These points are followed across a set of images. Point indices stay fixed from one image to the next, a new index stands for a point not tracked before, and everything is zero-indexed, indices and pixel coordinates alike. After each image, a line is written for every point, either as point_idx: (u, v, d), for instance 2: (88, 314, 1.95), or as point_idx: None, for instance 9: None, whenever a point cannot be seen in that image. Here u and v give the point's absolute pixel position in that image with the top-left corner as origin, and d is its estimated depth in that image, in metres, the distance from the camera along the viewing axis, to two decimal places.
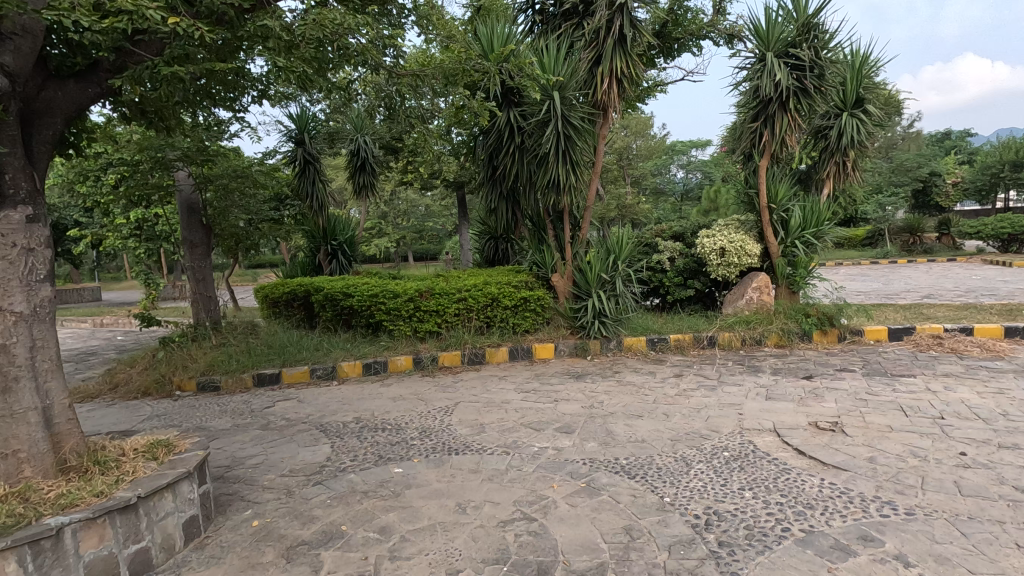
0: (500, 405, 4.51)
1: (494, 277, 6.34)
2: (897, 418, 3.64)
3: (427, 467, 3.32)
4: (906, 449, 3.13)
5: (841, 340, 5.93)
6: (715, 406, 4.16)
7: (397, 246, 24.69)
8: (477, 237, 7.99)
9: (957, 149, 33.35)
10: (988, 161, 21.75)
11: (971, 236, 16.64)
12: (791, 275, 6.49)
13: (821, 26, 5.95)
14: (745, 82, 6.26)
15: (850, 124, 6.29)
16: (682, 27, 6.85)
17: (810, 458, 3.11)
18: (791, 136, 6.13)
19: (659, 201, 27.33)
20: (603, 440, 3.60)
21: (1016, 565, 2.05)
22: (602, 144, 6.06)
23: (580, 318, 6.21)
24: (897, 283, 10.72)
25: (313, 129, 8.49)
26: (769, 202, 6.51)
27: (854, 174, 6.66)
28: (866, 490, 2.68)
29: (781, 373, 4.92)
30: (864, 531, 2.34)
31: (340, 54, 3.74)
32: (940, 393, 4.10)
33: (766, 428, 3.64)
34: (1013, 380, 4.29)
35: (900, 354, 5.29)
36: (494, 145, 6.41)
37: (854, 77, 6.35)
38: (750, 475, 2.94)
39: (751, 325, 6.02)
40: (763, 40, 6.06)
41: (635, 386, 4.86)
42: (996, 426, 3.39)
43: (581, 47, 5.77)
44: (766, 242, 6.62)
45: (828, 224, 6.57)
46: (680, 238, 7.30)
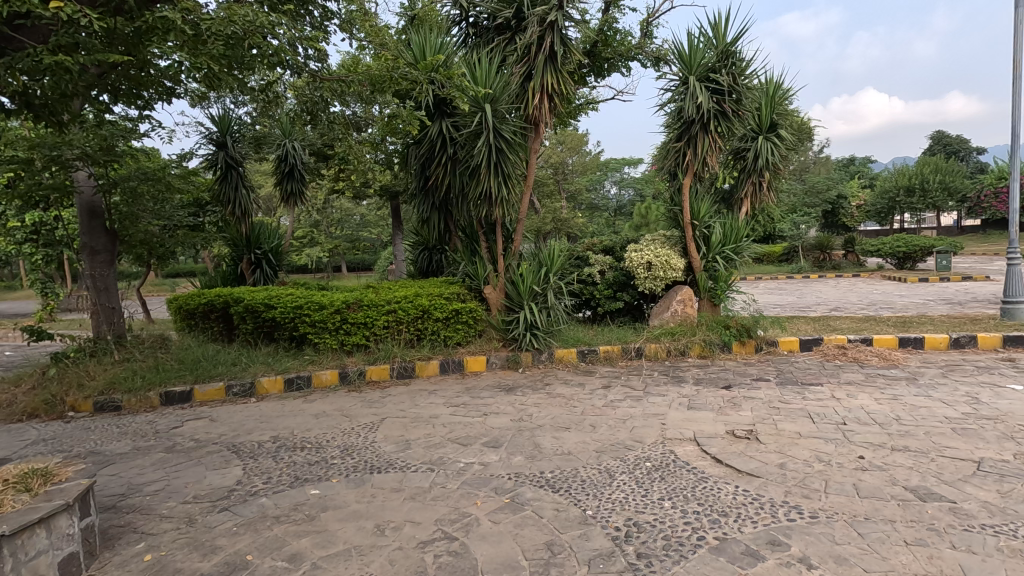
0: (427, 420, 4.40)
1: (425, 289, 6.24)
2: (806, 424, 3.85)
3: (346, 487, 3.17)
4: (812, 455, 3.30)
5: (758, 351, 6.25)
6: (640, 417, 4.24)
7: (331, 256, 23.96)
8: (411, 248, 7.85)
9: (861, 174, 36.38)
10: (886, 186, 23.84)
11: (872, 254, 18.13)
12: (712, 289, 6.80)
13: (737, 54, 6.31)
14: (669, 103, 6.54)
15: (765, 147, 6.70)
16: (611, 47, 7.05)
17: (727, 466, 3.22)
18: (712, 156, 6.45)
19: (594, 216, 28.07)
20: (530, 453, 3.58)
21: (904, 562, 2.19)
22: (534, 157, 6.14)
23: (511, 330, 6.22)
24: (809, 297, 11.47)
25: (237, 132, 8.05)
26: (692, 218, 6.81)
27: (769, 194, 7.08)
28: (775, 496, 2.80)
29: (702, 384, 5.11)
30: (772, 536, 2.43)
31: (256, 54, 3.59)
32: (844, 400, 4.38)
33: (687, 437, 3.75)
34: (905, 387, 4.65)
35: (810, 364, 5.63)
36: (426, 155, 6.33)
37: (768, 103, 6.76)
38: (670, 485, 3.01)
39: (675, 337, 6.25)
40: (685, 64, 6.35)
41: (565, 398, 4.89)
42: (889, 430, 3.66)
43: (513, 61, 5.84)
44: (690, 257, 6.92)
45: (745, 241, 6.94)
46: (610, 252, 7.51)
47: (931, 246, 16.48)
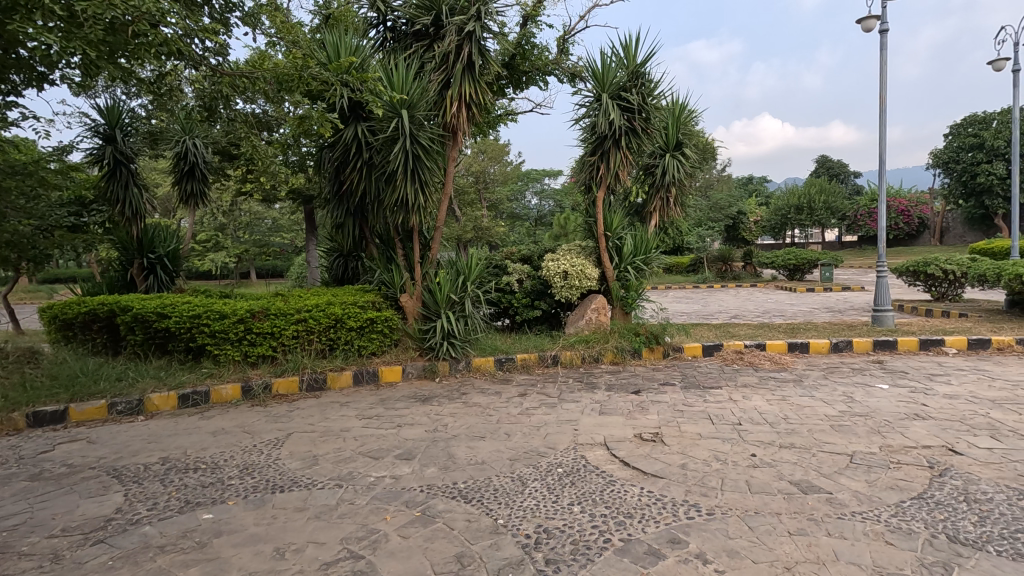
0: (337, 434, 4.22)
1: (338, 297, 6.01)
2: (706, 425, 4.09)
3: (244, 509, 2.96)
4: (711, 454, 3.51)
5: (665, 356, 6.58)
6: (553, 423, 4.32)
7: (237, 261, 22.52)
8: (324, 254, 7.54)
9: (758, 192, 39.55)
10: (779, 204, 26.05)
11: (767, 266, 19.69)
12: (625, 297, 7.08)
13: (646, 75, 6.65)
14: (584, 118, 6.77)
15: (672, 164, 7.10)
16: (529, 61, 7.18)
17: (633, 469, 3.34)
18: (623, 171, 6.75)
19: (515, 226, 28.44)
20: (444, 464, 3.53)
21: (787, 551, 2.36)
22: (452, 165, 6.12)
23: (428, 339, 6.13)
24: (713, 305, 12.25)
25: (128, 126, 7.41)
26: (606, 230, 7.07)
27: (676, 208, 7.50)
28: (677, 495, 2.94)
29: (613, 389, 5.29)
30: (673, 534, 2.55)
31: (143, 41, 3.34)
32: (740, 402, 4.70)
33: (597, 442, 3.86)
34: (793, 388, 5.08)
35: (711, 368, 6.00)
36: (340, 159, 6.10)
37: (675, 123, 7.17)
38: (580, 489, 3.08)
39: (589, 344, 6.45)
40: (599, 81, 6.61)
41: (481, 406, 4.88)
42: (778, 428, 3.97)
43: (431, 69, 5.82)
44: (603, 267, 7.16)
45: (655, 252, 7.29)
46: (528, 261, 7.62)
47: (816, 259, 18.17)
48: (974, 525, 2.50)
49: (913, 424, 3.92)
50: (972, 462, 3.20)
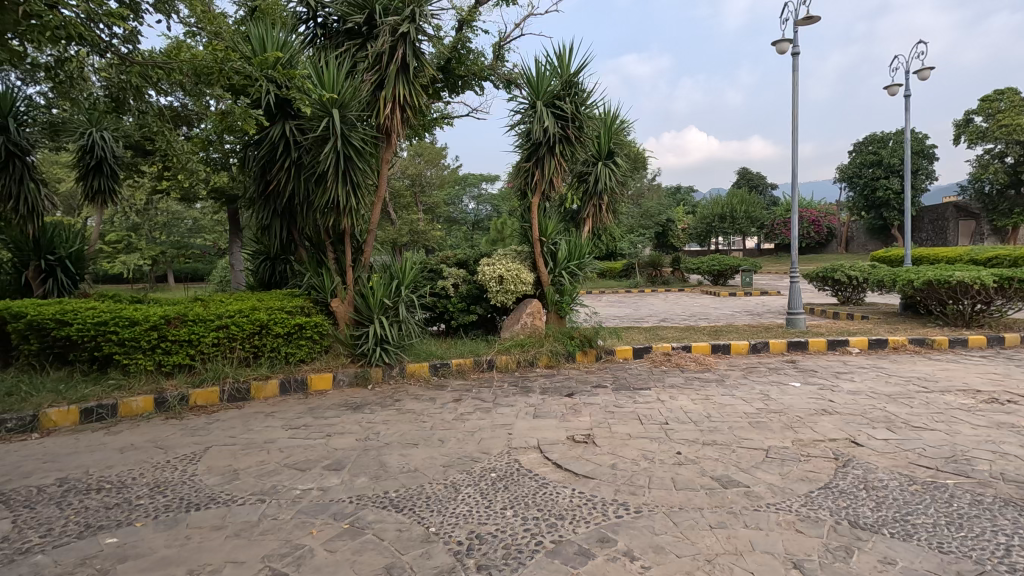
0: (261, 446, 4.02)
1: (264, 302, 5.73)
2: (635, 426, 4.22)
3: (153, 531, 2.75)
4: (640, 454, 3.62)
5: (598, 359, 6.73)
6: (488, 428, 4.31)
7: (152, 263, 21.00)
8: (249, 257, 7.18)
9: (686, 201, 41.43)
10: (704, 212, 27.41)
11: (694, 271, 20.63)
12: (559, 302, 7.20)
13: (580, 85, 6.80)
14: (519, 125, 6.84)
15: (604, 172, 7.30)
16: (464, 65, 7.17)
17: (566, 471, 3.39)
18: (557, 178, 6.88)
19: (452, 230, 28.28)
20: (375, 474, 3.44)
21: (708, 544, 2.47)
22: (386, 168, 6.00)
23: (360, 345, 5.97)
24: (644, 309, 12.69)
25: (23, 114, 6.74)
26: (540, 235, 7.17)
27: (609, 215, 7.71)
28: (607, 495, 3.01)
29: (547, 392, 5.36)
30: (603, 533, 2.61)
31: (33, 22, 3.08)
32: (667, 402, 4.88)
33: (531, 445, 3.88)
34: (715, 388, 5.34)
35: (641, 370, 6.21)
36: (266, 158, 5.83)
37: (607, 133, 7.37)
38: (513, 493, 3.09)
39: (524, 348, 6.50)
40: (533, 89, 6.72)
41: (415, 413, 4.80)
42: (702, 426, 4.16)
43: (364, 70, 5.70)
44: (539, 272, 7.25)
45: (588, 258, 7.45)
46: (464, 265, 7.59)
47: (738, 265, 19.23)
48: (872, 510, 2.72)
49: (822, 419, 4.22)
50: (871, 453, 3.48)
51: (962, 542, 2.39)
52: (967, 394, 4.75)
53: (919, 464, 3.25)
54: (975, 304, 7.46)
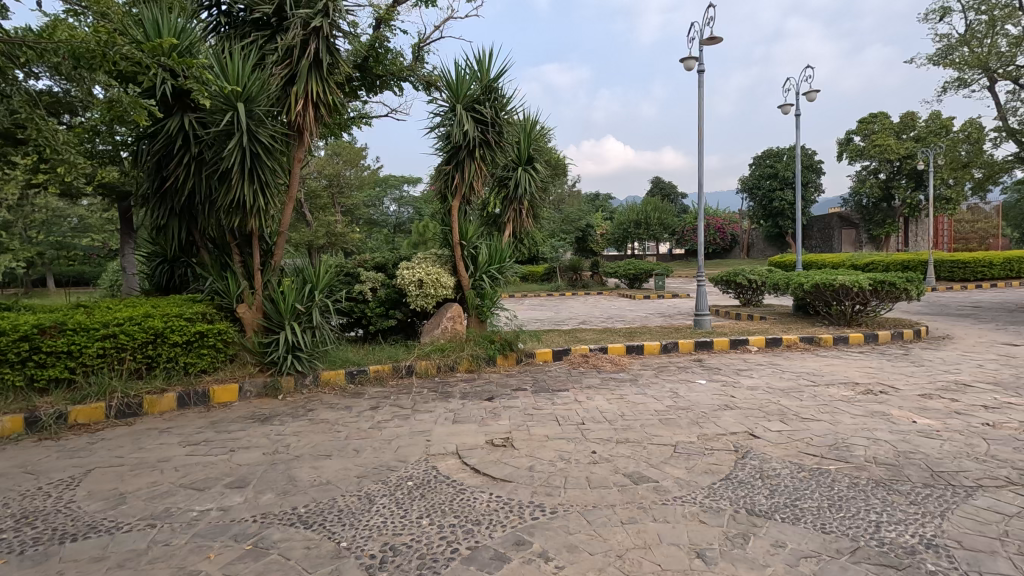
0: (154, 465, 3.68)
1: (159, 308, 5.27)
2: (553, 427, 4.29)
3: (17, 569, 2.44)
4: (557, 455, 3.68)
5: (518, 362, 6.79)
6: (405, 435, 4.22)
7: (27, 265, 18.73)
8: (143, 260, 6.59)
9: (604, 208, 42.89)
10: (619, 220, 28.51)
11: (611, 275, 21.38)
12: (480, 305, 7.21)
13: (499, 90, 6.85)
14: (439, 127, 6.79)
15: (524, 177, 7.40)
16: (383, 65, 7.00)
17: (483, 475, 3.38)
18: (478, 182, 6.88)
19: (372, 233, 27.55)
20: (283, 489, 3.25)
21: (619, 540, 2.55)
22: (297, 167, 5.72)
23: (270, 353, 5.64)
24: (564, 312, 12.99)
25: None
26: (461, 239, 7.16)
27: (529, 220, 7.81)
28: (524, 497, 3.03)
29: (468, 397, 5.33)
30: (518, 536, 2.62)
31: None
32: (584, 402, 5.01)
33: (449, 451, 3.84)
34: (629, 387, 5.55)
35: (560, 372, 6.34)
36: (162, 152, 5.38)
37: (527, 138, 7.47)
38: (429, 501, 3.03)
39: (445, 352, 6.43)
40: (453, 92, 6.69)
41: (329, 423, 4.61)
42: (615, 425, 4.31)
43: (273, 63, 5.43)
44: (459, 275, 7.21)
45: (509, 262, 7.49)
46: (382, 269, 7.40)
47: (652, 269, 20.18)
48: (766, 497, 2.92)
49: (724, 414, 4.49)
50: (767, 444, 3.75)
51: (842, 522, 2.63)
52: (848, 387, 5.26)
53: (807, 453, 3.55)
54: (855, 305, 8.27)
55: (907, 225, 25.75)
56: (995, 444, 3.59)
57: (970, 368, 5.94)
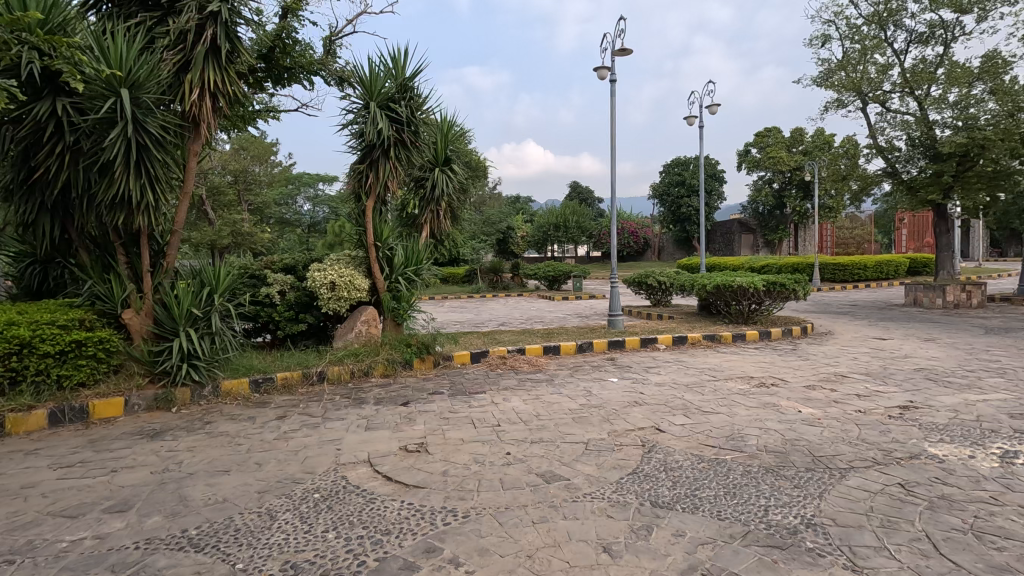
0: (16, 493, 3.26)
1: (26, 314, 4.69)
2: (468, 430, 4.27)
3: None
4: (471, 458, 3.66)
5: (436, 366, 6.70)
6: (314, 445, 4.02)
7: None
8: (6, 261, 5.83)
9: (524, 211, 43.43)
10: (540, 220, 28.15)
11: (530, 276, 21.67)
12: (396, 308, 7.04)
13: (415, 90, 6.73)
14: (351, 125, 6.57)
15: (441, 179, 7.33)
16: (291, 56, 6.66)
17: (395, 483, 3.29)
18: (393, 182, 6.73)
19: (284, 233, 26.20)
20: (172, 510, 2.99)
21: (530, 540, 2.57)
22: (193, 161, 5.33)
23: (161, 363, 5.18)
24: (484, 314, 13.00)
25: None
26: (375, 239, 6.94)
27: (447, 222, 7.73)
28: (436, 503, 2.99)
29: (382, 403, 5.18)
30: (429, 543, 2.57)
31: None
32: (501, 404, 5.03)
33: (360, 460, 3.71)
34: (545, 387, 5.64)
35: (477, 374, 6.33)
36: (29, 140, 4.80)
37: (443, 139, 7.40)
38: (337, 513, 2.91)
39: (358, 357, 6.22)
40: (366, 89, 6.50)
41: (229, 435, 4.30)
42: (530, 425, 4.36)
43: (163, 48, 5.02)
44: (374, 278, 7.00)
45: (426, 264, 7.37)
46: (291, 271, 7.04)
47: (570, 271, 20.68)
48: (669, 489, 3.07)
49: (633, 411, 4.67)
50: (671, 438, 3.94)
51: (735, 508, 2.81)
52: (744, 381, 5.66)
53: (706, 445, 3.77)
54: (751, 305, 8.93)
55: (797, 231, 28.23)
56: (865, 429, 3.99)
57: (847, 361, 6.59)
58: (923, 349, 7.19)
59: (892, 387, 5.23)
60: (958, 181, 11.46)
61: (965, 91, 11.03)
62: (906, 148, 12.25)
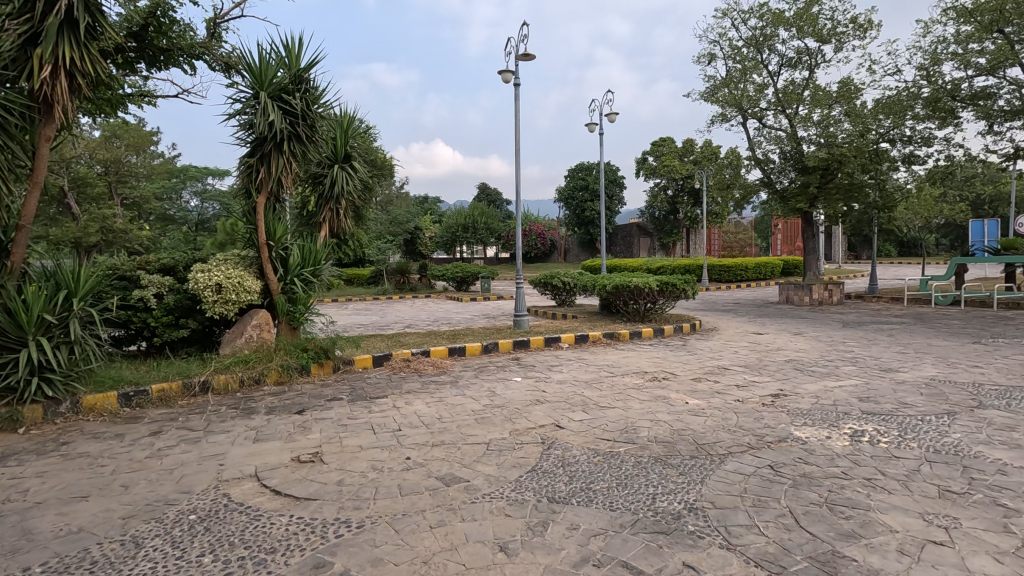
0: None
1: None
2: (367, 437, 4.12)
3: None
4: (369, 465, 3.53)
5: (335, 370, 6.41)
6: (193, 462, 3.69)
7: None
8: None
9: (432, 212, 42.94)
10: (449, 222, 27.81)
11: (438, 277, 21.42)
12: (291, 311, 6.64)
13: (311, 81, 6.41)
14: (239, 115, 6.13)
15: (340, 176, 7.03)
16: (168, 37, 6.09)
17: (285, 497, 3.10)
18: (287, 178, 6.35)
19: (166, 230, 23.91)
20: (11, 547, 2.60)
21: (427, 545, 2.52)
22: (45, 147, 4.65)
23: (5, 378, 4.52)
24: (389, 317, 12.65)
25: None
26: (268, 239, 6.52)
27: (348, 221, 7.42)
28: (329, 515, 2.84)
29: (274, 412, 4.86)
30: (318, 558, 2.44)
31: None
32: (402, 408, 4.91)
33: (245, 475, 3.44)
34: (448, 389, 5.59)
35: (379, 378, 6.14)
36: None
37: (343, 135, 7.10)
38: (215, 534, 2.67)
39: (248, 364, 5.80)
40: (256, 78, 6.10)
41: (89, 456, 3.82)
42: (432, 428, 4.29)
43: (4, 16, 4.40)
44: (266, 279, 6.57)
45: (325, 264, 7.01)
46: (171, 271, 6.43)
47: (477, 272, 20.68)
48: (565, 484, 3.15)
49: (535, 409, 4.75)
50: (569, 434, 4.05)
51: (626, 498, 2.94)
52: (639, 376, 5.96)
53: (601, 438, 3.92)
54: (646, 304, 9.48)
55: (689, 235, 30.33)
56: (742, 417, 4.35)
57: (729, 354, 7.16)
58: (792, 342, 7.99)
59: (765, 376, 5.75)
60: (821, 192, 12.88)
61: (826, 112, 12.41)
62: (778, 160, 13.57)
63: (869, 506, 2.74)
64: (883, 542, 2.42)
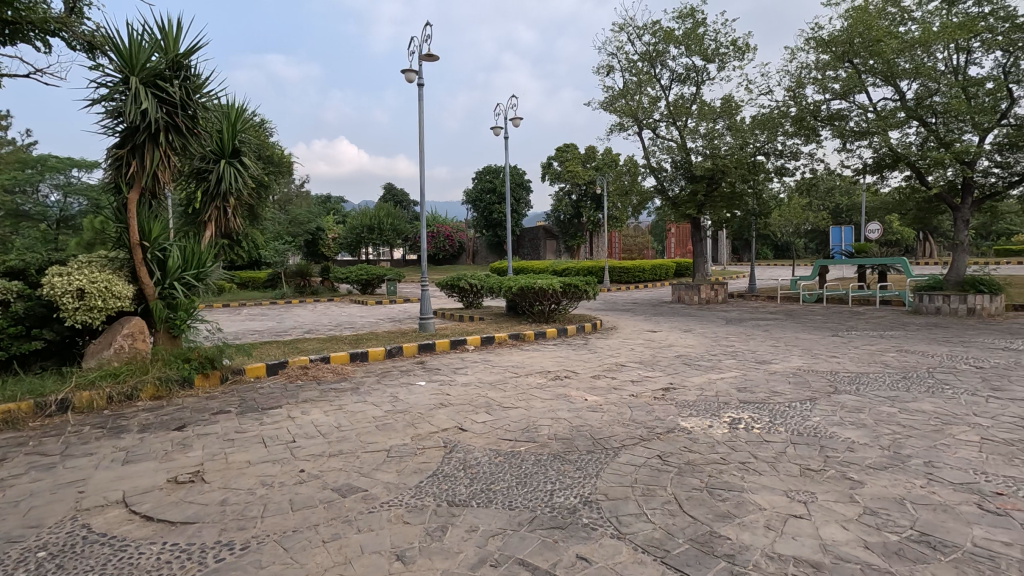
0: None
1: None
2: (257, 451, 3.86)
3: None
4: (257, 481, 3.31)
5: (223, 381, 5.94)
6: (45, 491, 3.25)
7: None
8: None
9: (335, 211, 41.28)
10: (354, 223, 26.93)
11: (341, 280, 20.62)
12: (170, 318, 6.06)
13: (191, 69, 5.91)
14: (105, 101, 5.51)
15: (228, 172, 6.54)
16: (14, 9, 5.34)
17: (158, 522, 2.82)
18: (164, 172, 5.80)
19: (20, 227, 20.97)
20: None
21: (318, 561, 2.41)
22: None
23: None
24: (286, 322, 11.96)
25: None
26: (142, 239, 5.91)
27: (237, 220, 6.90)
28: (209, 538, 2.63)
29: (149, 430, 4.41)
30: None
31: None
32: (298, 418, 4.66)
33: (111, 501, 3.09)
34: (348, 396, 5.39)
35: (274, 387, 5.77)
36: None
37: (231, 127, 6.61)
38: (69, 572, 2.37)
39: (119, 378, 5.22)
40: (125, 61, 5.51)
41: None
42: (330, 438, 4.11)
43: None
44: (140, 283, 5.95)
45: (211, 267, 6.48)
46: (19, 275, 5.63)
47: (384, 275, 20.16)
48: (466, 487, 3.14)
49: (438, 412, 4.70)
50: (472, 436, 4.05)
51: (525, 497, 2.98)
52: (542, 376, 6.10)
53: (503, 439, 3.96)
54: (550, 305, 9.71)
55: (592, 239, 31.60)
56: (636, 411, 4.58)
57: (626, 352, 7.54)
58: (682, 339, 8.57)
59: (658, 372, 6.11)
60: (708, 200, 13.94)
61: (711, 126, 13.47)
62: (670, 169, 14.50)
63: (743, 488, 3.00)
64: (753, 520, 2.65)
